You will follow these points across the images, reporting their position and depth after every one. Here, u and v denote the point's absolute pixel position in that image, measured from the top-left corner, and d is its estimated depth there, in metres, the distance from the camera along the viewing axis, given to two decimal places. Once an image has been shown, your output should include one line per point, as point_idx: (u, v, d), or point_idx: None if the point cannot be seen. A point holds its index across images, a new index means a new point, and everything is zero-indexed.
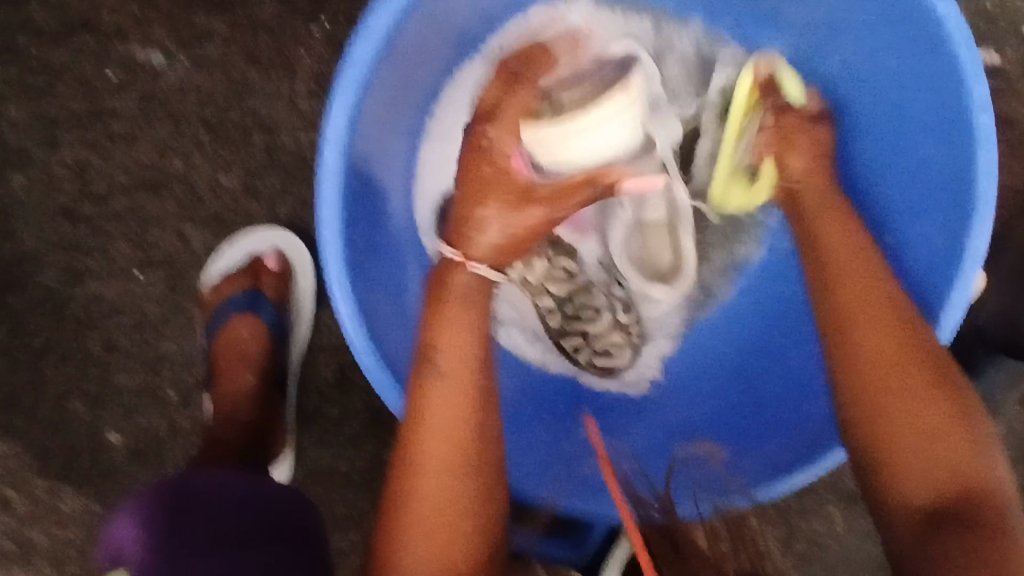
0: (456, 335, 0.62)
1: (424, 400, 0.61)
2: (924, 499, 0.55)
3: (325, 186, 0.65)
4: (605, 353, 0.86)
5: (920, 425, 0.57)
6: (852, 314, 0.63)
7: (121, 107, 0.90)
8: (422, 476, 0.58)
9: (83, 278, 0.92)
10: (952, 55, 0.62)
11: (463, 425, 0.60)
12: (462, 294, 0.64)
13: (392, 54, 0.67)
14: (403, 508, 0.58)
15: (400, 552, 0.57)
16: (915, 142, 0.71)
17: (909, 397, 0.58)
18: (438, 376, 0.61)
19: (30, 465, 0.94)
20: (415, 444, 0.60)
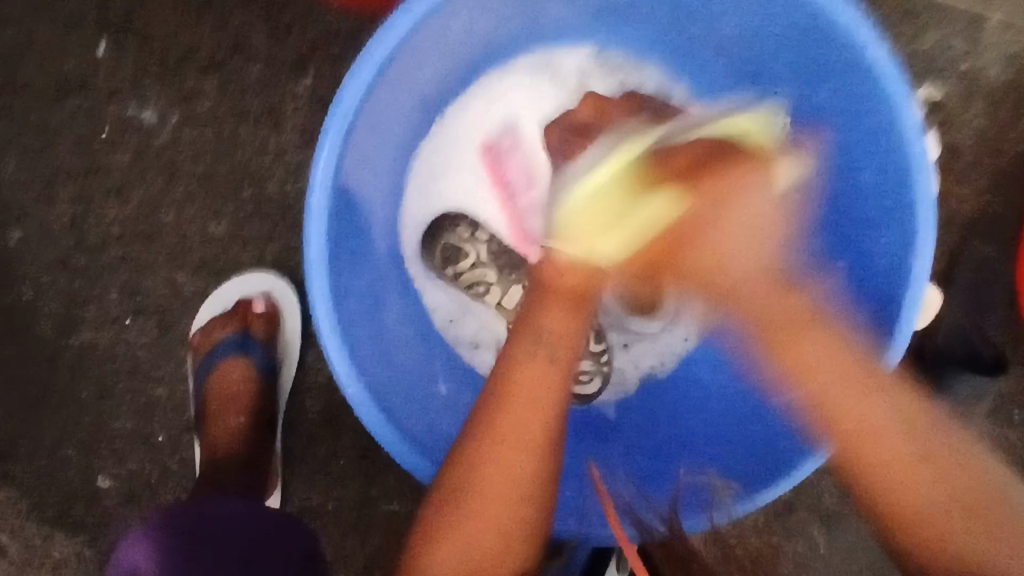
0: (568, 315, 0.66)
1: (517, 380, 0.64)
2: (875, 485, 0.64)
3: (312, 230, 0.68)
4: (573, 381, 0.90)
5: (871, 422, 0.64)
6: (824, 393, 0.65)
7: (115, 162, 0.94)
8: (502, 446, 0.62)
9: (78, 327, 0.95)
10: (885, 90, 0.67)
11: (548, 416, 0.63)
12: (571, 288, 0.69)
13: (372, 104, 0.71)
14: (476, 469, 0.62)
15: (457, 509, 0.62)
16: (856, 170, 0.75)
17: (865, 421, 0.64)
18: (538, 357, 0.64)
19: (25, 512, 0.95)
20: (500, 416, 0.63)
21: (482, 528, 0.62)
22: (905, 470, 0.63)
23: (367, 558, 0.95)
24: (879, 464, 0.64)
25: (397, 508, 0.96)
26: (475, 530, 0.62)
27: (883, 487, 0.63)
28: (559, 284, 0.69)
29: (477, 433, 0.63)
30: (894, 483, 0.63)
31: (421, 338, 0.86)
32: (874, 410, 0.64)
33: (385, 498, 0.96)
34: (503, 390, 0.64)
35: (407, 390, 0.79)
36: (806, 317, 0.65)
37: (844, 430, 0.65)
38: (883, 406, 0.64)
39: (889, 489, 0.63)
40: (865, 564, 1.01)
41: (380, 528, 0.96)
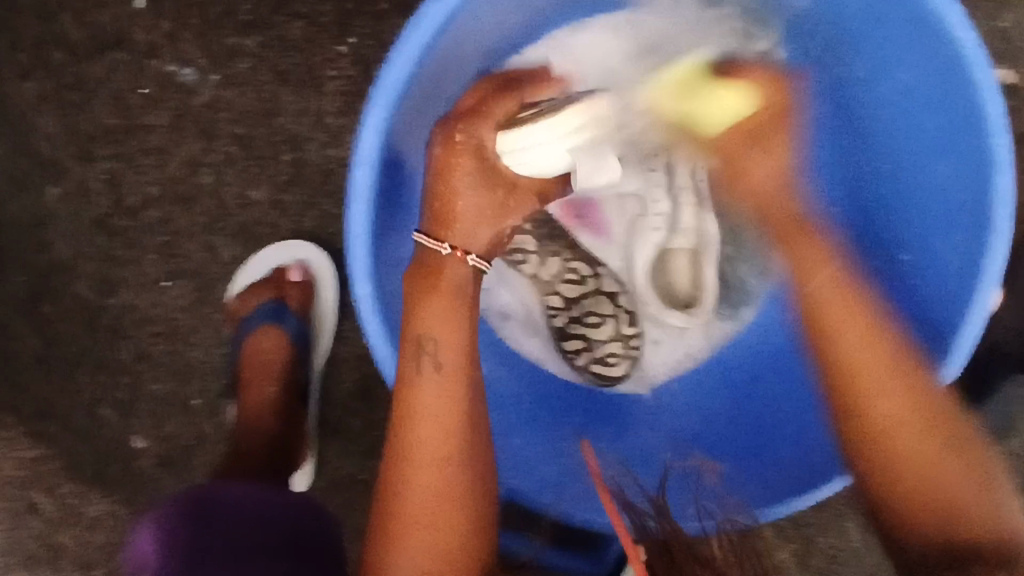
0: (450, 328, 0.67)
1: (415, 400, 0.64)
2: (880, 443, 0.63)
3: (353, 202, 0.66)
4: (602, 362, 0.87)
5: (881, 393, 0.64)
6: (818, 302, 0.70)
7: (154, 122, 0.92)
8: (421, 467, 0.63)
9: (115, 288, 0.94)
10: (967, 75, 0.63)
11: (457, 427, 0.64)
12: (452, 290, 0.69)
13: (424, 69, 0.68)
14: (401, 499, 0.62)
15: (393, 547, 0.62)
16: (933, 158, 0.71)
17: (874, 374, 0.64)
18: (430, 374, 0.65)
19: (61, 470, 0.96)
20: (408, 438, 0.64)
21: (425, 551, 0.61)
22: (930, 448, 0.62)
23: None
24: (863, 368, 0.65)
25: None
26: (422, 556, 0.61)
27: (882, 420, 0.63)
28: (434, 283, 0.68)
29: (392, 462, 0.64)
30: (883, 416, 0.63)
31: None
32: (851, 324, 0.67)
33: None
34: (403, 413, 0.65)
35: None
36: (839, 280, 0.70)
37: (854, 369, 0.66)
38: (899, 374, 0.64)
39: (899, 462, 0.62)
40: None
41: None
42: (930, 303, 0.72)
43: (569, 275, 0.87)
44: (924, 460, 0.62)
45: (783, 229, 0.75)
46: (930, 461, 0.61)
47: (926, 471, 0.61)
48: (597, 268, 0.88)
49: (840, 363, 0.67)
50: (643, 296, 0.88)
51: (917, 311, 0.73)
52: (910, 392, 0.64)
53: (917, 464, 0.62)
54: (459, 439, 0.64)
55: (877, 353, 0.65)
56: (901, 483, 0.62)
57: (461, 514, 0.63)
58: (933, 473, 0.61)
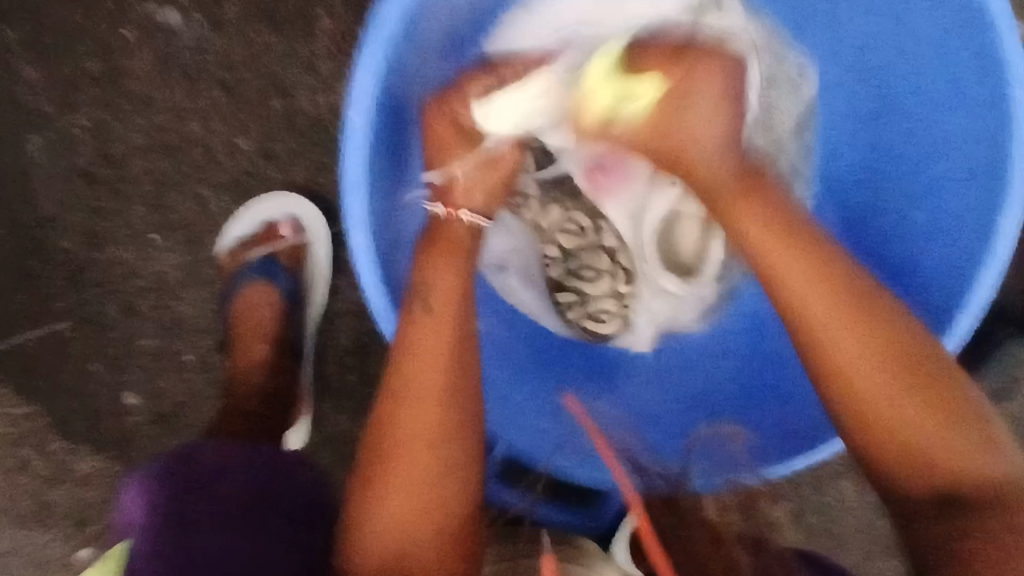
0: (448, 278, 0.66)
1: (410, 339, 0.63)
2: (860, 404, 0.58)
3: (349, 151, 0.63)
4: (593, 317, 0.86)
5: (861, 357, 0.58)
6: (774, 267, 0.62)
7: (138, 69, 0.89)
8: (410, 406, 0.61)
9: (100, 242, 0.92)
10: (988, 13, 0.60)
11: (447, 369, 0.62)
12: (456, 244, 0.69)
13: (424, 8, 0.64)
14: (388, 436, 0.61)
15: (382, 485, 0.60)
16: (945, 106, 0.68)
17: (832, 328, 0.59)
18: (427, 316, 0.64)
19: (51, 425, 0.95)
20: (400, 377, 0.62)
21: (410, 492, 0.60)
22: (919, 412, 0.56)
23: None
24: (839, 334, 0.59)
25: None
26: (406, 499, 0.59)
27: (868, 385, 0.57)
28: (446, 244, 0.68)
29: (383, 399, 0.62)
30: (870, 381, 0.57)
31: None
32: (801, 275, 0.61)
33: None
34: (397, 351, 0.63)
35: None
36: (805, 250, 0.62)
37: (811, 319, 0.60)
38: (875, 335, 0.58)
39: (894, 426, 0.57)
40: None
41: None
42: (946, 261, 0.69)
43: (573, 224, 0.86)
44: (912, 425, 0.56)
45: (721, 198, 0.67)
46: (916, 424, 0.56)
47: (913, 438, 0.56)
48: (598, 221, 0.85)
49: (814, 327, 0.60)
50: (644, 254, 0.85)
51: (931, 268, 0.70)
52: (882, 350, 0.58)
53: (917, 430, 0.56)
54: (450, 382, 0.62)
55: (846, 315, 0.59)
56: (886, 450, 0.57)
57: (450, 458, 0.61)
58: (917, 437, 0.56)
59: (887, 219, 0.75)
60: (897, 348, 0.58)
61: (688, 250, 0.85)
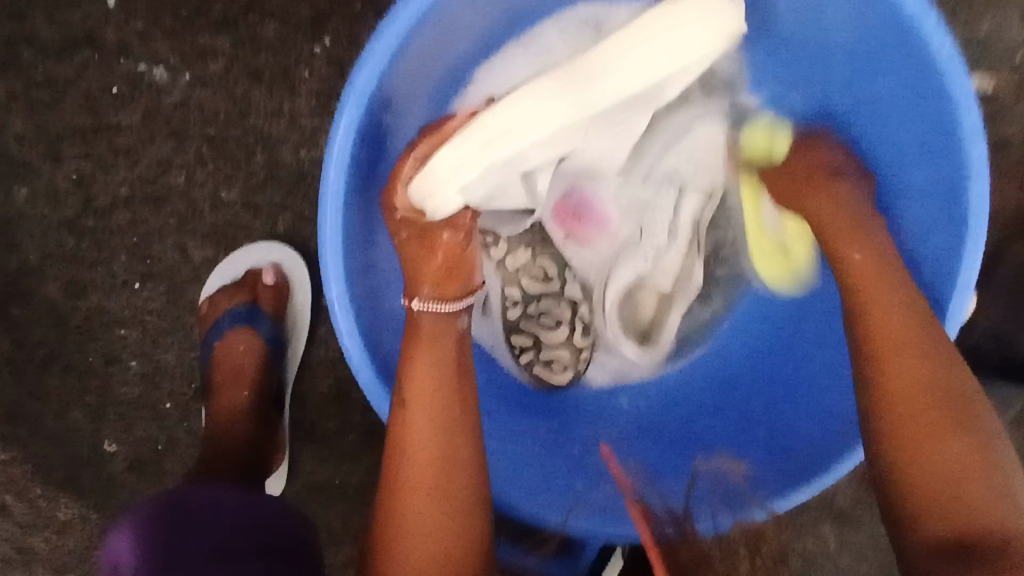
0: (433, 366, 0.65)
1: (402, 435, 0.63)
2: (895, 422, 0.58)
3: (326, 206, 0.66)
4: (546, 365, 0.87)
5: (922, 416, 0.57)
6: (878, 330, 0.62)
7: (124, 122, 0.91)
8: (408, 500, 0.61)
9: (84, 290, 0.93)
10: (944, 84, 0.62)
11: (437, 458, 0.62)
12: (434, 337, 0.67)
13: (398, 73, 0.68)
14: (391, 531, 0.61)
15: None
16: (905, 164, 0.71)
17: (932, 398, 0.58)
18: (412, 411, 0.63)
19: (31, 473, 0.95)
20: (397, 469, 0.62)
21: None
22: (942, 427, 0.56)
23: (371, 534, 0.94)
24: (898, 389, 0.59)
25: None
26: None
27: (921, 452, 0.56)
28: (423, 336, 0.67)
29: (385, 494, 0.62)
30: (932, 449, 0.56)
31: None
32: (904, 352, 0.60)
33: None
34: (394, 448, 0.63)
35: None
36: (890, 300, 0.63)
37: (888, 380, 0.60)
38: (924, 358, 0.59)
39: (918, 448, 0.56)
40: (879, 565, 0.97)
41: None
42: None
43: (537, 272, 0.87)
44: (973, 494, 0.54)
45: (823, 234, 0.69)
46: (978, 493, 0.54)
47: (968, 506, 0.53)
48: (564, 271, 0.87)
49: (886, 387, 0.59)
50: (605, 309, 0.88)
51: None
52: (949, 411, 0.57)
53: (928, 448, 0.56)
54: (441, 471, 0.62)
55: (919, 374, 0.59)
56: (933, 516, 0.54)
57: (455, 548, 0.61)
58: (979, 508, 0.53)
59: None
60: (970, 413, 0.57)
61: (647, 309, 0.89)
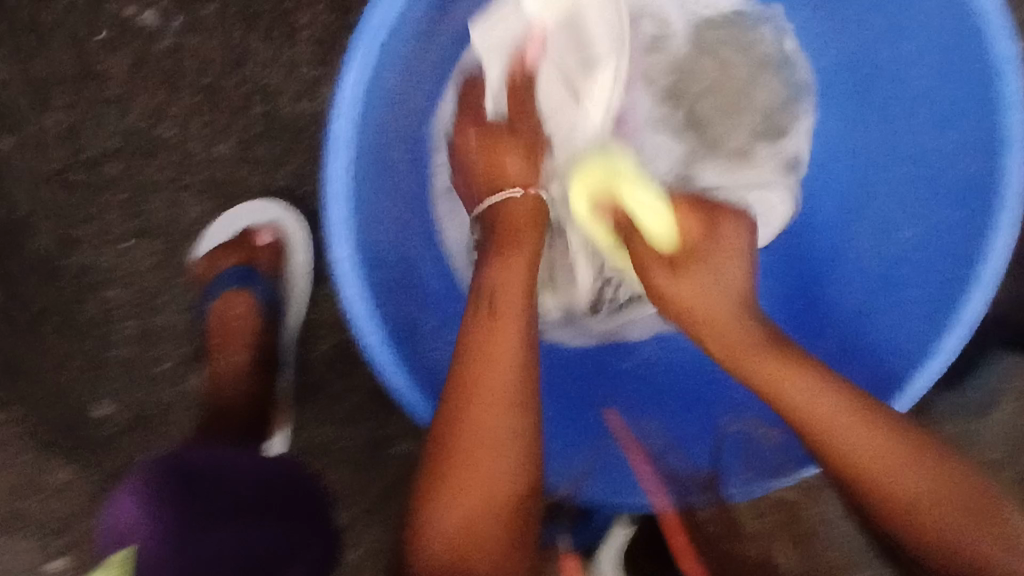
0: (514, 271, 0.65)
1: (482, 343, 0.61)
2: (890, 495, 0.57)
3: (333, 157, 0.63)
4: None
5: (854, 442, 0.58)
6: (814, 420, 0.60)
7: (114, 69, 0.86)
8: (484, 408, 0.58)
9: (74, 247, 0.89)
10: (987, 43, 0.61)
11: (519, 370, 0.60)
12: (522, 224, 0.69)
13: (413, 20, 0.65)
14: (456, 441, 0.58)
15: (438, 506, 0.57)
16: (938, 130, 0.69)
17: (841, 417, 0.59)
18: (493, 320, 0.62)
19: (22, 435, 0.92)
20: (474, 374, 0.60)
21: (473, 508, 0.56)
22: (907, 469, 0.57)
23: (373, 499, 0.92)
24: (828, 426, 0.59)
25: (407, 454, 0.92)
26: (468, 509, 0.56)
27: (887, 485, 0.57)
28: (512, 237, 0.68)
29: (452, 400, 0.59)
30: (892, 479, 0.57)
31: (442, 282, 0.78)
32: (797, 393, 0.61)
33: (395, 440, 0.92)
34: (472, 353, 0.61)
35: (419, 337, 0.72)
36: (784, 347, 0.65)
37: (792, 400, 0.61)
38: (877, 436, 0.58)
39: (915, 512, 0.57)
40: None
41: (387, 470, 0.92)
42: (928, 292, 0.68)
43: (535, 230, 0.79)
44: (940, 519, 0.56)
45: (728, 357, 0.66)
46: (949, 522, 0.56)
47: (932, 524, 0.56)
48: None
49: (799, 414, 0.61)
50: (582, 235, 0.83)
51: (919, 290, 0.69)
52: (888, 437, 0.58)
53: (917, 499, 0.57)
54: (521, 380, 0.60)
55: (843, 409, 0.59)
56: (913, 541, 0.57)
57: (529, 461, 0.59)
58: (944, 530, 0.56)
59: (860, 248, 0.76)
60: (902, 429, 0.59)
61: None
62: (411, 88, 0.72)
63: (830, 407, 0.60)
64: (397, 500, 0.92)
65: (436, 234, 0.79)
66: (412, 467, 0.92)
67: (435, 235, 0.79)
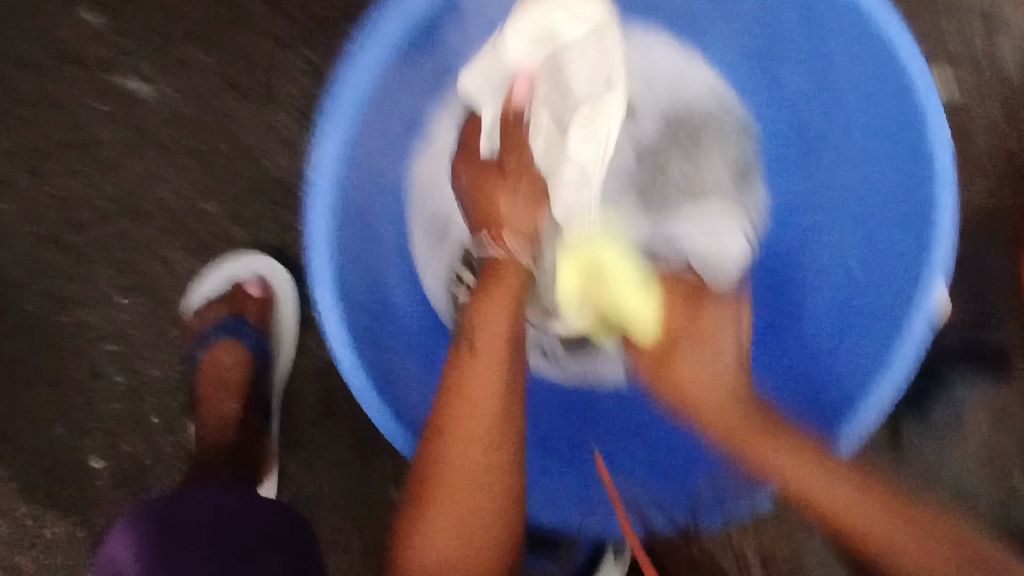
0: (499, 315, 0.70)
1: (461, 376, 0.66)
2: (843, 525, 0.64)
3: (315, 209, 0.68)
4: None
5: (811, 479, 0.65)
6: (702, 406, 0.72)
7: (106, 136, 0.91)
8: (458, 443, 0.64)
9: (67, 305, 0.93)
10: (914, 98, 0.67)
11: (497, 407, 0.65)
12: (511, 278, 0.74)
13: (386, 84, 0.71)
14: (434, 472, 0.64)
15: (422, 531, 0.63)
16: (874, 177, 0.75)
17: (797, 466, 0.66)
18: (472, 360, 0.67)
19: (15, 491, 0.94)
20: (451, 411, 0.65)
21: (456, 526, 0.63)
22: (856, 503, 0.64)
23: (361, 542, 0.94)
24: (732, 423, 0.70)
25: (392, 498, 0.94)
26: (449, 530, 0.63)
27: (858, 516, 0.64)
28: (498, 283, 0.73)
29: (430, 435, 0.65)
30: (847, 510, 0.64)
31: (424, 326, 0.83)
32: (693, 371, 0.73)
33: (381, 483, 0.94)
34: (450, 389, 0.66)
35: (401, 379, 0.76)
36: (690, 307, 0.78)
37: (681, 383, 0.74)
38: (799, 452, 0.67)
39: (874, 538, 0.63)
40: None
41: (374, 513, 0.94)
42: (869, 336, 0.74)
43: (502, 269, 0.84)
44: (909, 551, 0.61)
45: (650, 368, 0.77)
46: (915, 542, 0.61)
47: (900, 551, 0.62)
48: None
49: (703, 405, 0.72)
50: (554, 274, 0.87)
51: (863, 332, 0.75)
52: (848, 480, 0.65)
53: (879, 533, 0.63)
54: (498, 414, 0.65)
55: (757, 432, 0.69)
56: (887, 567, 0.63)
57: (503, 499, 0.64)
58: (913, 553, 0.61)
59: (820, 264, 0.82)
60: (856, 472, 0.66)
61: None
62: (387, 144, 0.77)
63: (723, 408, 0.71)
64: (385, 543, 0.94)
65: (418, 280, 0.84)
66: (398, 510, 0.94)
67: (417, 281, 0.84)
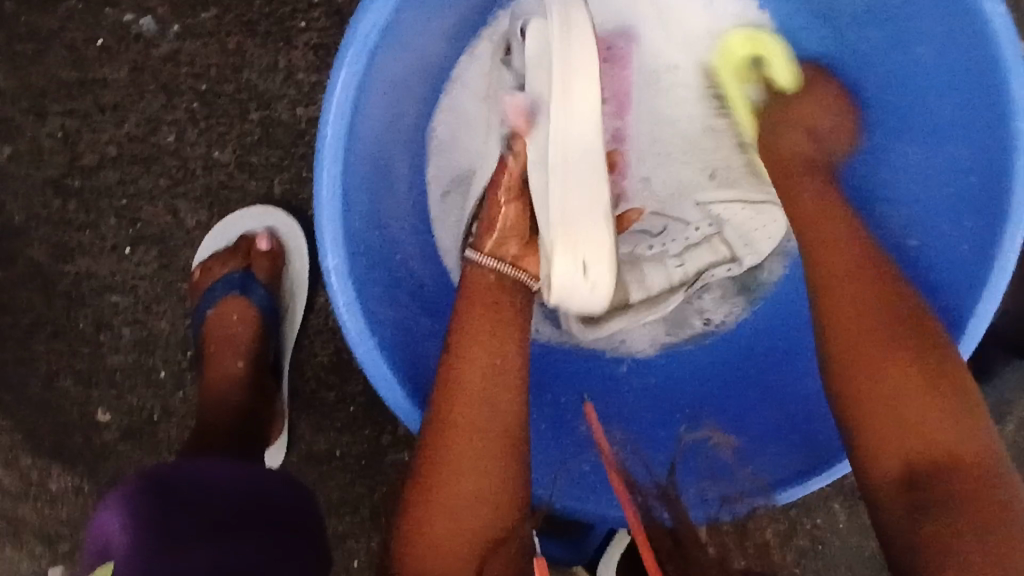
0: (488, 309, 0.64)
1: (454, 367, 0.61)
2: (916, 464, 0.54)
3: (324, 169, 0.62)
4: None
5: (904, 398, 0.56)
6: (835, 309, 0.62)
7: (110, 76, 0.86)
8: (457, 434, 0.59)
9: (72, 254, 0.89)
10: (995, 50, 0.58)
11: (490, 393, 0.61)
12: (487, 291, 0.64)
13: (404, 28, 0.64)
14: (431, 463, 0.59)
15: (421, 528, 0.57)
16: (951, 136, 0.66)
17: (895, 370, 0.57)
18: (464, 349, 0.62)
19: (21, 440, 0.92)
20: (448, 401, 0.60)
21: (458, 524, 0.57)
22: (938, 434, 0.55)
23: (371, 506, 0.91)
24: (853, 357, 0.59)
25: (404, 462, 0.91)
26: (447, 528, 0.57)
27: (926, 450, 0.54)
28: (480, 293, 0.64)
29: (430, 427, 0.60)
30: (931, 440, 0.54)
31: (439, 290, 0.78)
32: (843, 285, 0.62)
33: (393, 447, 0.91)
34: (447, 377, 0.61)
35: (415, 347, 0.71)
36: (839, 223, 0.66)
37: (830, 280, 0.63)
38: (919, 377, 0.56)
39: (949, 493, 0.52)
40: None
41: (384, 477, 0.91)
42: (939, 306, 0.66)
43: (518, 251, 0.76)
44: (990, 505, 0.51)
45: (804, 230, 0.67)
46: (1000, 501, 0.51)
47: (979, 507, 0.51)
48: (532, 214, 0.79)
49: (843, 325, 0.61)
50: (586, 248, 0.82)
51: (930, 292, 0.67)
52: (937, 399, 0.56)
53: (953, 480, 0.53)
54: (501, 399, 0.61)
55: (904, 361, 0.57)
56: (957, 535, 0.51)
57: (507, 491, 0.59)
58: (998, 513, 0.51)
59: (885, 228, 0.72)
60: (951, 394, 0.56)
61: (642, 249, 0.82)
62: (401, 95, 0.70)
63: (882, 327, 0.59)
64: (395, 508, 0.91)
65: (434, 243, 0.79)
66: None
67: (433, 244, 0.79)
